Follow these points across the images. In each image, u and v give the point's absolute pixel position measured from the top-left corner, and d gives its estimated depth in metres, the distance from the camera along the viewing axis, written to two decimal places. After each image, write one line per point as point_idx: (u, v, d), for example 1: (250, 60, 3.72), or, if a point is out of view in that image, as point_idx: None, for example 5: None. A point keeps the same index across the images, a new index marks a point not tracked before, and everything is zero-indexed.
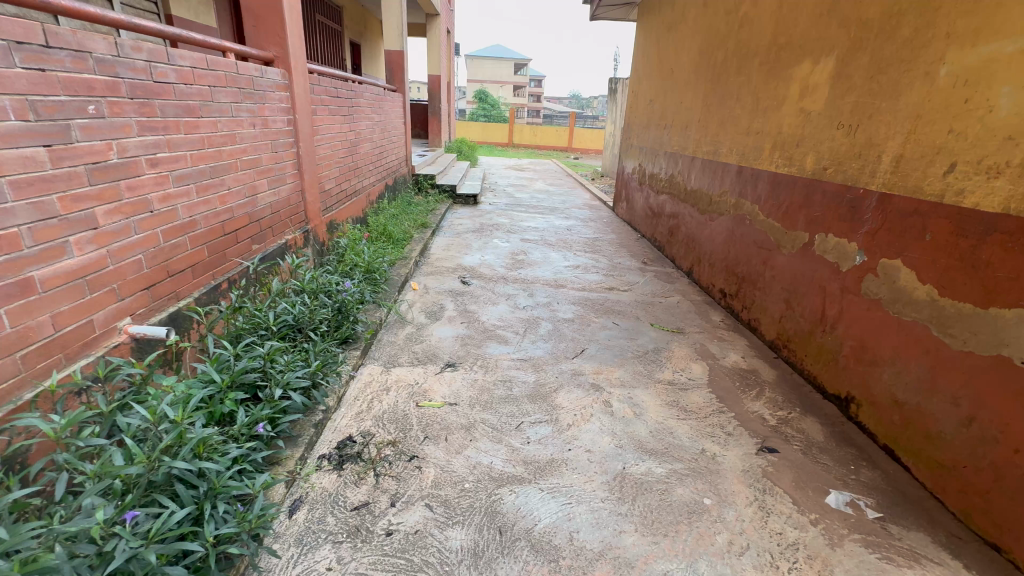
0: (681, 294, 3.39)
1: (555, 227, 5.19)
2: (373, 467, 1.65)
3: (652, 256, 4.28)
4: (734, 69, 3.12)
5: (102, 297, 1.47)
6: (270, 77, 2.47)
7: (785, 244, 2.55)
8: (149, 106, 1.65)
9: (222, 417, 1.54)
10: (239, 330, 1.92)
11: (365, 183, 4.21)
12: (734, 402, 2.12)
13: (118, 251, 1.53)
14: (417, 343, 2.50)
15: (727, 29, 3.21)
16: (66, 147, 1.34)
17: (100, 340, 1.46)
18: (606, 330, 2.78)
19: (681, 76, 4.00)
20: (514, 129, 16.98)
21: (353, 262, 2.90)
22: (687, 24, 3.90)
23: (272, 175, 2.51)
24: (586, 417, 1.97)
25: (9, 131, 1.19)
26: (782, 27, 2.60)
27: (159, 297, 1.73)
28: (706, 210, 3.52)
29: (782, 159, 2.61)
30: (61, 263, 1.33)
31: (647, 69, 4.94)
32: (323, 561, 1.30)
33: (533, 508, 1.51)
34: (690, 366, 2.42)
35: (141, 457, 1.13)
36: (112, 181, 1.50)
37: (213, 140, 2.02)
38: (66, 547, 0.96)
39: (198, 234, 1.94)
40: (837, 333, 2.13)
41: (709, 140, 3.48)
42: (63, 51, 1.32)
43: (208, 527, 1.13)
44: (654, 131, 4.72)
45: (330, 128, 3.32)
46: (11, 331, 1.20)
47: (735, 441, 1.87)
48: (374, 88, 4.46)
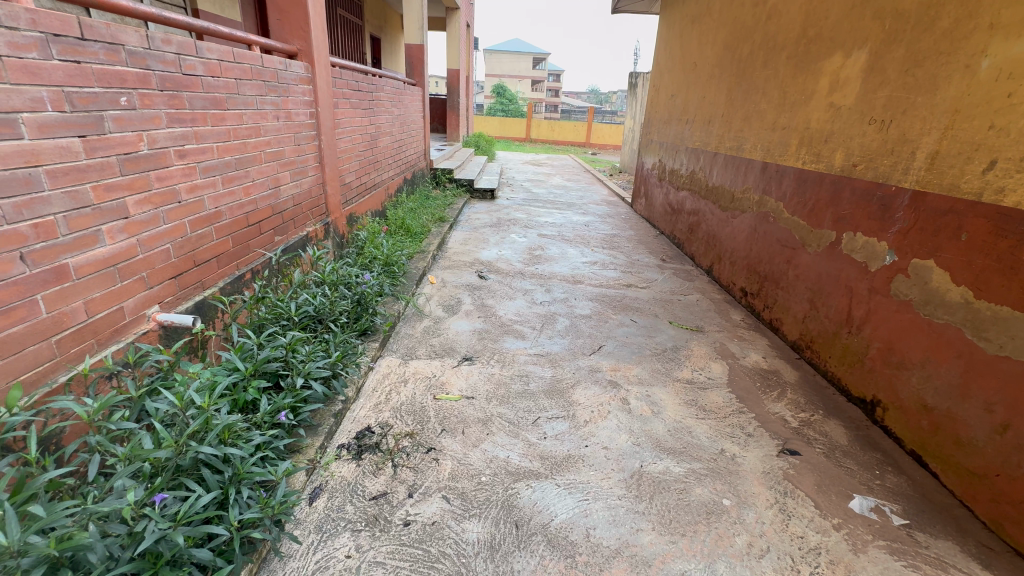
0: (701, 292, 3.34)
1: (572, 223, 5.15)
2: (391, 458, 1.66)
3: (671, 253, 4.23)
4: (760, 62, 3.04)
5: (131, 285, 1.51)
6: (294, 70, 2.49)
7: (810, 242, 2.50)
8: (178, 99, 1.68)
9: (246, 404, 1.57)
10: (261, 320, 1.95)
11: (384, 176, 4.23)
12: (754, 402, 2.09)
13: (147, 240, 1.57)
14: (435, 336, 2.52)
15: (754, 21, 3.13)
16: (99, 138, 1.37)
17: (129, 327, 1.50)
18: (623, 327, 2.75)
19: (704, 70, 3.92)
20: (532, 124, 16.90)
21: (372, 254, 2.92)
22: (712, 17, 3.82)
23: (295, 167, 2.55)
24: (603, 414, 1.95)
25: (47, 122, 1.22)
26: (812, 19, 2.53)
27: (186, 286, 1.77)
28: (728, 206, 3.45)
29: (810, 155, 2.54)
30: (94, 251, 1.37)
31: (669, 63, 4.85)
32: (343, 548, 1.32)
33: (550, 503, 1.51)
34: (709, 365, 2.39)
35: (170, 441, 1.16)
36: (143, 171, 1.54)
37: (239, 132, 2.05)
38: (98, 526, 0.98)
39: (223, 225, 1.97)
40: (863, 334, 2.08)
41: (733, 135, 3.41)
42: (97, 44, 1.35)
43: (232, 511, 1.15)
44: (675, 126, 4.64)
45: (351, 121, 3.34)
46: (46, 316, 1.23)
47: (756, 441, 1.84)
48: (395, 82, 4.49)
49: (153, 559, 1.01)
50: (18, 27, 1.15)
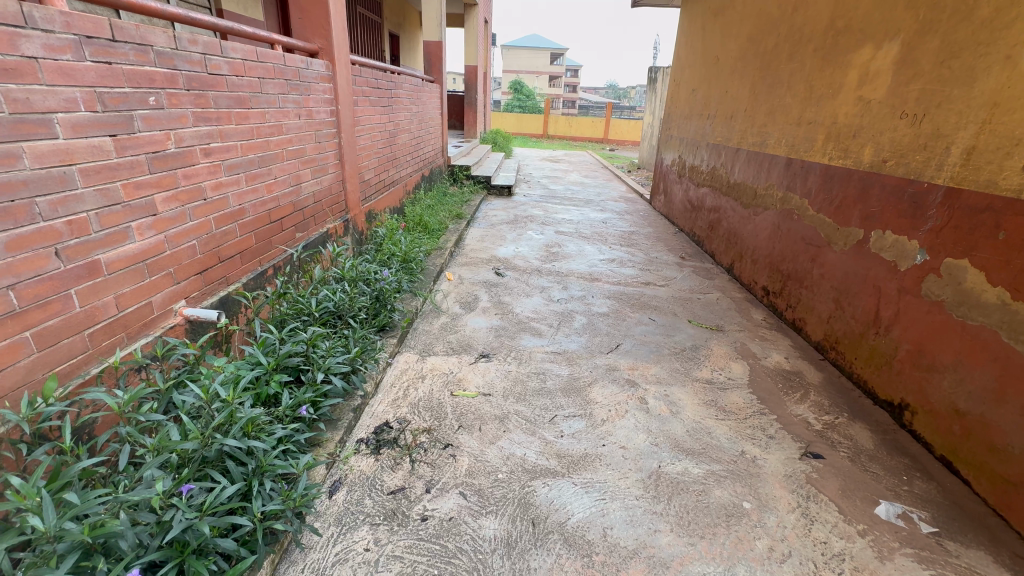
0: (721, 291, 3.29)
1: (590, 220, 5.11)
2: (409, 453, 1.68)
3: (691, 251, 4.17)
4: (785, 55, 2.97)
5: (159, 280, 1.55)
6: (315, 68, 2.52)
7: (836, 240, 2.43)
8: (203, 98, 1.72)
9: (268, 398, 1.60)
10: (283, 315, 2.00)
11: (402, 173, 4.25)
12: (776, 404, 2.05)
13: (174, 236, 1.61)
14: (452, 333, 2.53)
15: (779, 13, 3.06)
16: (129, 137, 1.40)
17: (157, 321, 1.55)
18: (642, 325, 2.72)
19: (727, 64, 3.84)
20: (550, 120, 16.79)
21: (391, 251, 2.94)
22: (735, 9, 3.73)
23: (315, 164, 2.58)
24: (621, 414, 1.94)
25: (80, 122, 1.26)
26: (841, 10, 2.45)
27: (211, 281, 1.81)
28: (751, 203, 3.38)
29: (837, 150, 2.47)
30: (124, 247, 1.41)
31: (690, 57, 4.77)
32: (361, 542, 1.34)
33: (566, 501, 1.50)
34: (730, 365, 2.35)
35: (196, 434, 1.19)
36: (170, 170, 1.58)
37: (261, 130, 2.08)
38: (129, 514, 1.02)
39: (247, 221, 2.01)
40: (892, 336, 2.02)
41: (756, 131, 3.34)
42: (127, 45, 1.38)
43: (256, 503, 1.18)
44: (696, 121, 4.56)
45: (370, 118, 3.37)
46: (80, 310, 1.28)
47: (778, 444, 1.80)
48: (414, 79, 4.51)
49: (180, 548, 1.04)
50: (53, 30, 1.18)
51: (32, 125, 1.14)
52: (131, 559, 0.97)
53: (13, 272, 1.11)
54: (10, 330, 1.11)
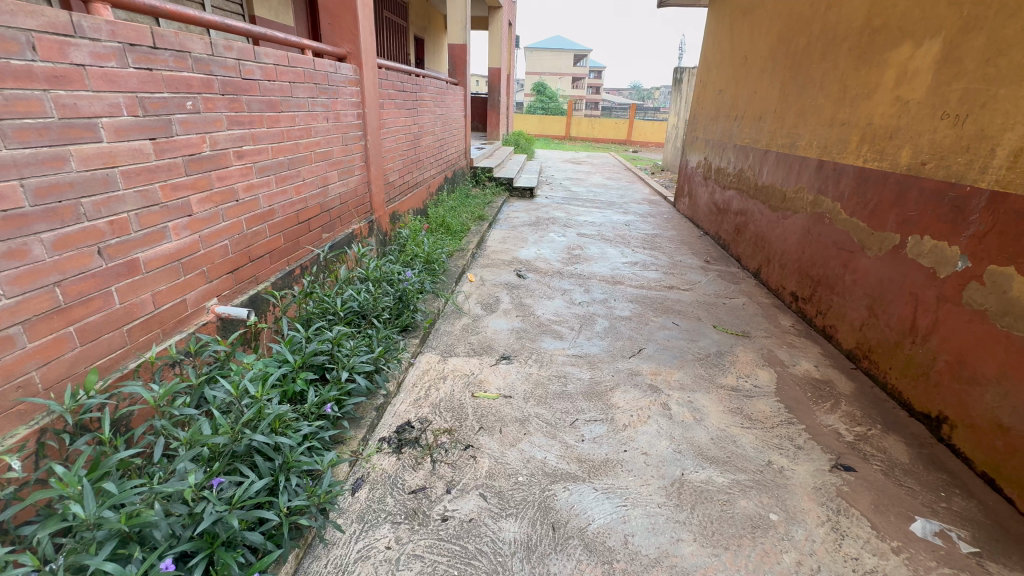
0: (747, 296, 3.21)
1: (612, 222, 5.06)
2: (430, 453, 1.69)
3: (716, 254, 4.09)
4: (817, 54, 2.89)
5: (193, 279, 1.60)
6: (343, 72, 2.57)
7: (870, 245, 2.35)
8: (237, 102, 1.77)
9: (294, 395, 1.63)
10: (309, 314, 2.04)
11: (426, 175, 4.30)
12: (804, 413, 1.99)
13: (208, 236, 1.66)
14: (473, 334, 2.54)
15: (811, 12, 2.98)
16: (167, 140, 1.46)
17: (191, 318, 1.60)
18: (665, 329, 2.68)
19: (756, 64, 3.76)
20: (572, 122, 16.73)
21: (414, 252, 2.98)
22: (765, 8, 3.65)
23: (342, 166, 2.63)
24: (643, 419, 1.91)
25: (123, 126, 1.31)
26: (878, 7, 2.38)
27: (242, 280, 1.87)
28: (780, 207, 3.29)
29: (872, 152, 2.39)
30: (160, 247, 1.46)
31: (717, 57, 4.68)
32: (383, 540, 1.35)
33: (587, 507, 1.49)
34: (756, 372, 2.29)
35: (226, 429, 1.22)
36: (205, 172, 1.63)
37: (291, 133, 2.13)
38: (162, 505, 1.05)
39: (276, 222, 2.06)
40: (929, 345, 1.94)
41: (786, 132, 3.26)
42: (167, 52, 1.43)
43: (282, 497, 1.21)
44: (722, 122, 4.48)
45: (395, 121, 3.42)
46: (119, 306, 1.33)
47: (807, 455, 1.75)
48: (438, 82, 4.57)
49: (210, 539, 1.07)
50: (100, 38, 1.23)
51: (79, 129, 1.19)
52: (165, 549, 1.01)
53: (59, 269, 1.16)
54: (55, 325, 1.16)
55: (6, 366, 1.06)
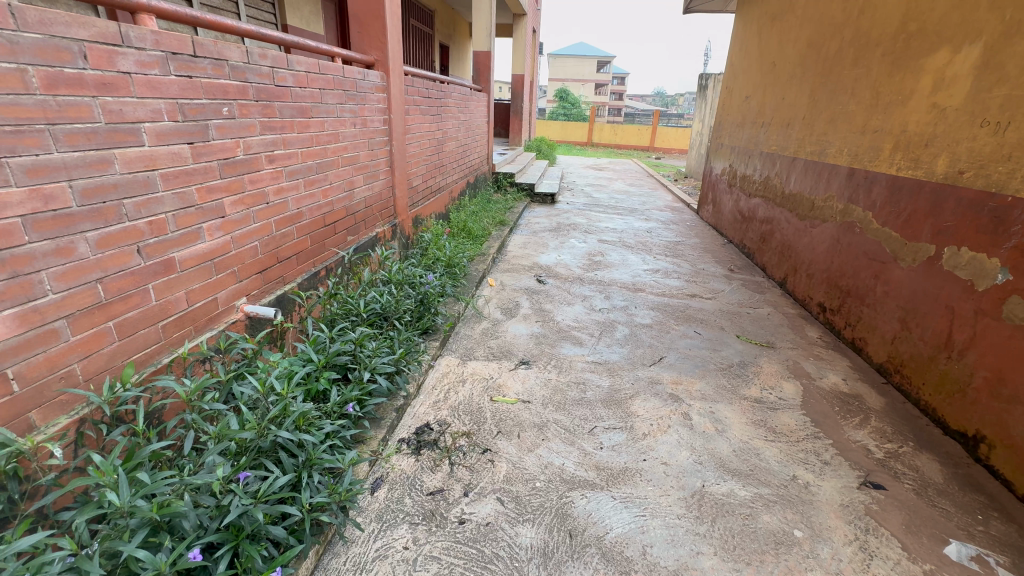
0: (773, 306, 3.14)
1: (634, 229, 5.02)
2: (448, 456, 1.70)
3: (740, 263, 4.02)
4: (849, 60, 2.82)
5: (224, 279, 1.66)
6: (370, 79, 2.63)
7: (903, 256, 2.28)
8: (270, 108, 1.83)
9: (317, 394, 1.67)
10: (333, 315, 2.08)
11: (449, 180, 4.35)
12: (832, 428, 1.93)
13: (239, 237, 1.72)
14: (493, 338, 2.55)
15: (843, 17, 2.92)
16: (204, 144, 1.52)
17: (221, 316, 1.65)
18: (686, 338, 2.64)
19: (785, 70, 3.69)
20: (595, 128, 16.70)
21: (436, 256, 3.01)
22: (795, 13, 3.59)
23: (368, 171, 2.68)
24: (663, 429, 1.89)
25: (163, 130, 1.37)
26: (914, 12, 2.32)
27: (270, 280, 1.92)
28: (808, 215, 3.21)
29: (906, 160, 2.32)
30: (195, 247, 1.52)
31: (744, 63, 4.62)
32: (400, 540, 1.37)
33: (605, 515, 1.48)
34: (781, 384, 2.23)
35: (253, 424, 1.26)
36: (238, 175, 1.69)
37: (320, 138, 2.19)
38: (192, 496, 1.08)
39: (304, 224, 2.12)
40: (966, 361, 1.86)
41: (815, 139, 3.19)
42: (206, 60, 1.49)
43: (305, 494, 1.23)
44: (749, 129, 4.41)
45: (420, 126, 3.47)
46: (155, 303, 1.39)
47: (833, 470, 1.70)
48: (462, 88, 4.63)
49: (236, 532, 1.10)
50: (145, 47, 1.30)
51: (123, 133, 1.25)
52: (192, 539, 1.04)
53: (101, 267, 1.22)
54: (96, 320, 1.22)
55: (50, 358, 1.12)
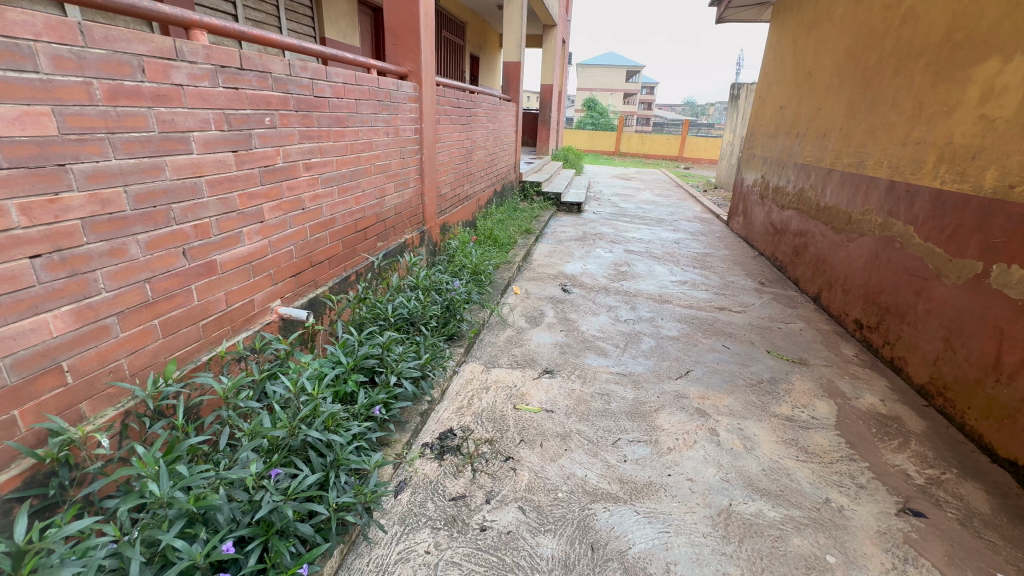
0: (806, 321, 3.05)
1: (661, 240, 4.96)
2: (471, 462, 1.71)
3: (771, 277, 3.91)
4: (890, 69, 2.74)
5: (261, 281, 1.72)
6: (404, 90, 2.70)
7: (947, 272, 2.18)
8: (309, 118, 1.90)
9: (345, 396, 1.70)
10: (362, 318, 2.12)
11: (476, 188, 4.41)
12: (868, 450, 1.85)
13: (276, 241, 1.78)
14: (517, 346, 2.56)
15: (884, 25, 2.84)
16: (247, 153, 1.59)
17: (257, 317, 1.72)
18: (714, 352, 2.59)
19: (821, 79, 3.61)
20: (622, 137, 16.63)
21: (462, 263, 3.05)
22: (833, 22, 3.51)
23: (399, 179, 2.74)
24: (689, 444, 1.85)
25: (211, 139, 1.44)
26: (961, 21, 2.24)
27: (303, 284, 1.98)
28: (844, 228, 3.11)
29: (951, 173, 2.23)
30: (235, 250, 1.58)
31: (778, 73, 4.53)
32: (422, 544, 1.38)
33: (628, 530, 1.45)
34: (814, 403, 2.16)
35: (285, 423, 1.30)
36: (277, 182, 1.75)
37: (354, 147, 2.25)
38: (226, 490, 1.13)
39: (336, 230, 2.18)
40: (1016, 385, 1.76)
41: (853, 150, 3.09)
42: (251, 72, 1.57)
43: (332, 493, 1.26)
44: (783, 140, 4.31)
45: (449, 135, 3.54)
46: (197, 303, 1.45)
47: (870, 495, 1.63)
48: (492, 99, 4.70)
49: (266, 527, 1.14)
50: (196, 61, 1.37)
51: (174, 142, 1.32)
52: (226, 532, 1.07)
53: (149, 267, 1.29)
54: (143, 318, 1.28)
55: (101, 352, 1.18)
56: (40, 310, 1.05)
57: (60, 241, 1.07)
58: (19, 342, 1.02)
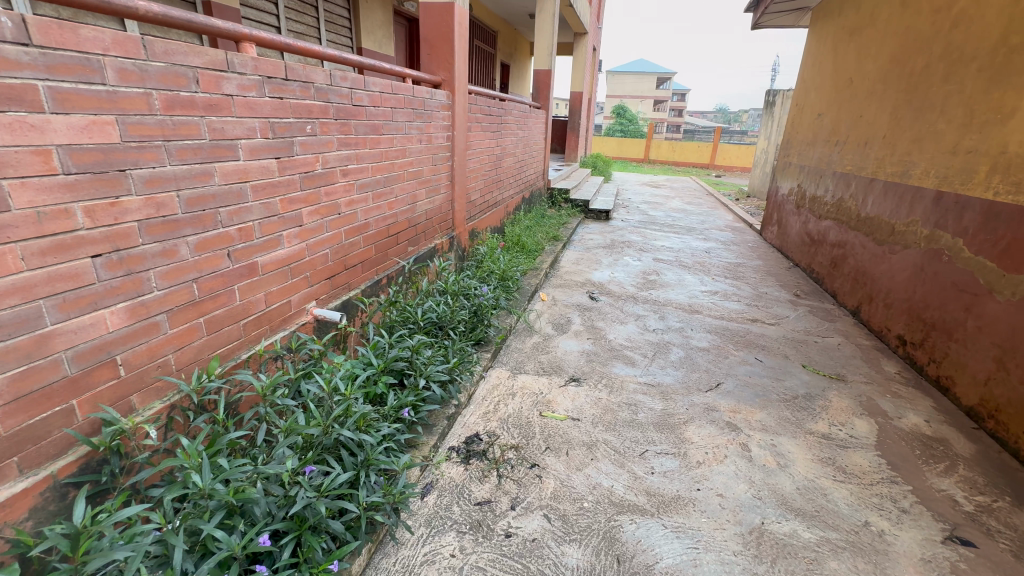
0: (844, 336, 2.94)
1: (691, 249, 4.88)
2: (497, 467, 1.72)
3: (807, 289, 3.79)
4: (938, 75, 2.64)
5: (298, 283, 1.78)
6: (437, 98, 2.75)
7: (1000, 288, 2.07)
8: (347, 126, 1.96)
9: (375, 397, 1.73)
10: (392, 321, 2.16)
11: (505, 195, 4.44)
12: (911, 473, 1.77)
13: (313, 244, 1.84)
14: (544, 353, 2.55)
15: (932, 30, 2.74)
16: (289, 159, 1.65)
17: (293, 317, 1.78)
18: (746, 365, 2.52)
19: (863, 86, 3.49)
20: (652, 145, 16.46)
21: (490, 269, 3.07)
22: (876, 27, 3.41)
23: (430, 185, 2.80)
24: (719, 458, 1.81)
25: (256, 146, 1.50)
26: (1017, 25, 2.15)
27: (337, 286, 2.04)
28: (887, 240, 2.99)
29: (1004, 184, 2.13)
30: (275, 253, 1.65)
31: (817, 79, 4.41)
32: (447, 547, 1.39)
33: (656, 544, 1.43)
34: (853, 421, 2.07)
35: (319, 422, 1.34)
36: (316, 187, 1.82)
37: (389, 153, 2.31)
38: (263, 484, 1.17)
39: (370, 234, 2.24)
40: None
41: (897, 159, 2.98)
42: (295, 83, 1.63)
43: (362, 492, 1.29)
44: (821, 147, 4.19)
45: (480, 142, 3.58)
46: (239, 302, 1.51)
47: (913, 520, 1.55)
48: (522, 106, 4.74)
49: (300, 522, 1.17)
50: (245, 72, 1.44)
51: (223, 149, 1.39)
52: (262, 525, 1.11)
53: (197, 268, 1.35)
54: (189, 316, 1.34)
55: (151, 347, 1.25)
56: (99, 306, 1.12)
57: (119, 242, 1.14)
58: (79, 336, 1.08)
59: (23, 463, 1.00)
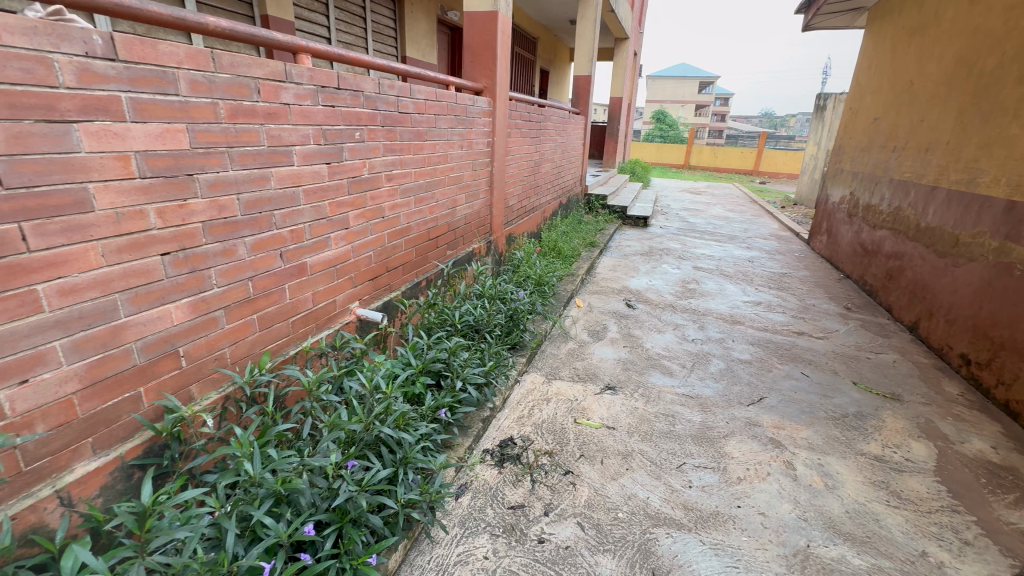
0: (900, 353, 2.77)
1: (733, 257, 4.73)
2: (530, 472, 1.72)
3: (859, 302, 3.59)
4: (1011, 77, 2.47)
5: (343, 283, 1.84)
6: (479, 105, 2.80)
7: None
8: (393, 133, 2.03)
9: (413, 397, 1.77)
10: (430, 323, 2.21)
11: (542, 200, 4.45)
12: (975, 503, 1.64)
13: (358, 246, 1.91)
14: (579, 360, 2.54)
15: (1005, 29, 2.57)
16: (338, 165, 1.72)
17: (338, 317, 1.84)
18: (791, 379, 2.42)
19: (925, 89, 3.30)
20: (693, 150, 16.08)
21: (527, 273, 3.08)
22: (941, 26, 3.22)
23: (470, 190, 2.84)
24: (761, 475, 1.74)
25: (309, 152, 1.58)
26: None
27: (379, 288, 2.10)
28: (950, 252, 2.80)
29: None
30: (323, 254, 1.72)
31: (874, 82, 4.20)
32: (481, 549, 1.40)
33: (693, 559, 1.39)
34: (909, 444, 1.95)
35: (361, 418, 1.38)
36: (362, 192, 1.88)
37: (431, 159, 2.37)
38: (308, 476, 1.21)
39: (411, 237, 2.29)
40: None
41: (962, 166, 2.80)
42: (346, 91, 1.70)
43: (400, 489, 1.32)
44: (877, 153, 3.98)
45: (519, 148, 3.61)
46: (289, 301, 1.59)
47: (977, 554, 1.45)
48: (561, 112, 4.75)
49: (341, 515, 1.21)
50: (302, 82, 1.51)
51: (280, 155, 1.47)
52: (306, 516, 1.16)
53: (253, 267, 1.43)
54: (244, 313, 1.42)
55: (209, 341, 1.32)
56: (166, 300, 1.20)
57: (185, 241, 1.22)
58: (148, 328, 1.16)
59: (96, 444, 1.08)
